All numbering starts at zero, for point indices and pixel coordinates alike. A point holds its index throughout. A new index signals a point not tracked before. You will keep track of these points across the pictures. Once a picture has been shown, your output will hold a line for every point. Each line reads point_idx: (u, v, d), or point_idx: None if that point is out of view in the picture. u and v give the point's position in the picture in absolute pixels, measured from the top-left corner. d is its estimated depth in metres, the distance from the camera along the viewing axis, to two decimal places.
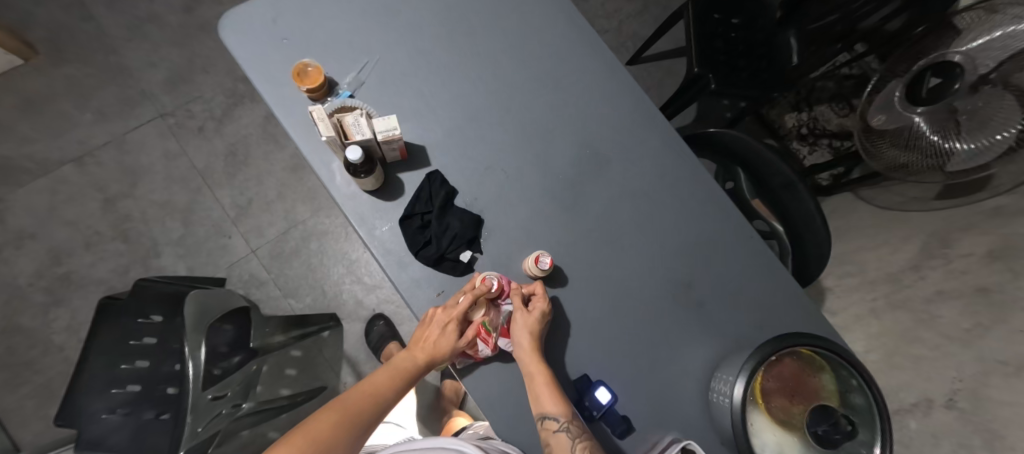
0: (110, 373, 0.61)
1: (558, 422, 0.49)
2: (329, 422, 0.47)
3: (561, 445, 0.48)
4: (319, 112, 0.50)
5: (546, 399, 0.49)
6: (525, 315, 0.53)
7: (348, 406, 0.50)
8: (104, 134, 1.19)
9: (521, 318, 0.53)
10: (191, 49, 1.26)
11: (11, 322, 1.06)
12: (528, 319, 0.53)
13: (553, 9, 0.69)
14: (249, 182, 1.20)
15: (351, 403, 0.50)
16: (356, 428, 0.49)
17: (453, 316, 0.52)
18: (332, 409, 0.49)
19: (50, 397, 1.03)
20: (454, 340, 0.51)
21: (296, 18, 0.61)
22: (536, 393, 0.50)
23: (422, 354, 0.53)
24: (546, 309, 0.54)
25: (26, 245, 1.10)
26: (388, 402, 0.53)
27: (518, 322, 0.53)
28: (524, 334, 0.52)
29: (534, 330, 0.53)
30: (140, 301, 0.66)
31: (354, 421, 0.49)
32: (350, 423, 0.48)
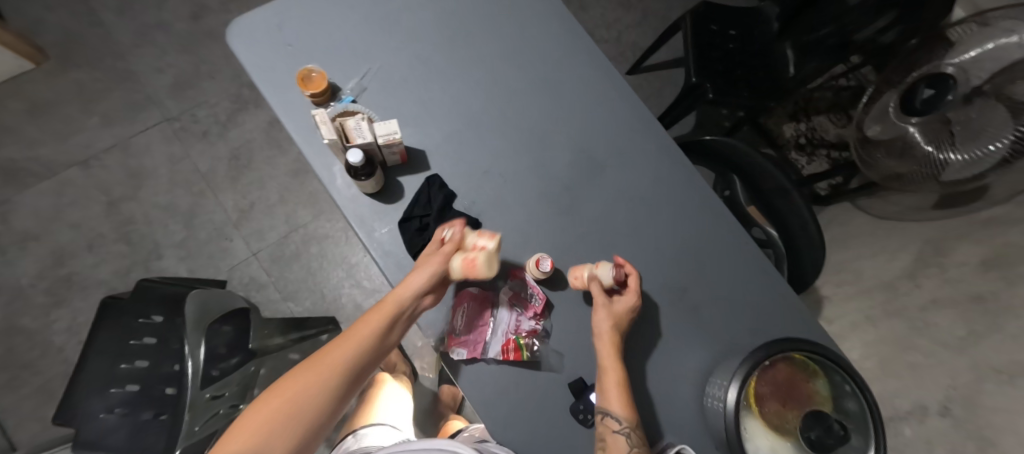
0: (109, 373, 0.62)
1: (621, 425, 0.50)
2: (306, 380, 0.45)
3: (617, 445, 0.49)
4: (322, 116, 0.52)
5: (620, 402, 0.51)
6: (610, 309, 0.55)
7: (329, 358, 0.47)
8: (109, 137, 1.20)
9: (605, 306, 0.55)
10: (198, 56, 1.28)
11: (12, 323, 1.07)
12: (613, 311, 0.55)
13: (552, 17, 0.71)
14: (251, 186, 1.22)
15: (332, 356, 0.47)
16: (339, 381, 0.47)
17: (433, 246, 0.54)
18: (309, 363, 0.47)
19: (49, 398, 1.03)
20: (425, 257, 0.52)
21: (299, 24, 0.62)
22: (603, 391, 0.52)
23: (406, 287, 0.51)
24: (632, 305, 0.56)
25: (30, 246, 1.11)
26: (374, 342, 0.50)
27: (603, 309, 0.55)
28: (609, 328, 0.54)
29: (618, 329, 0.55)
30: (142, 301, 0.67)
31: (333, 374, 0.47)
32: (329, 376, 0.46)
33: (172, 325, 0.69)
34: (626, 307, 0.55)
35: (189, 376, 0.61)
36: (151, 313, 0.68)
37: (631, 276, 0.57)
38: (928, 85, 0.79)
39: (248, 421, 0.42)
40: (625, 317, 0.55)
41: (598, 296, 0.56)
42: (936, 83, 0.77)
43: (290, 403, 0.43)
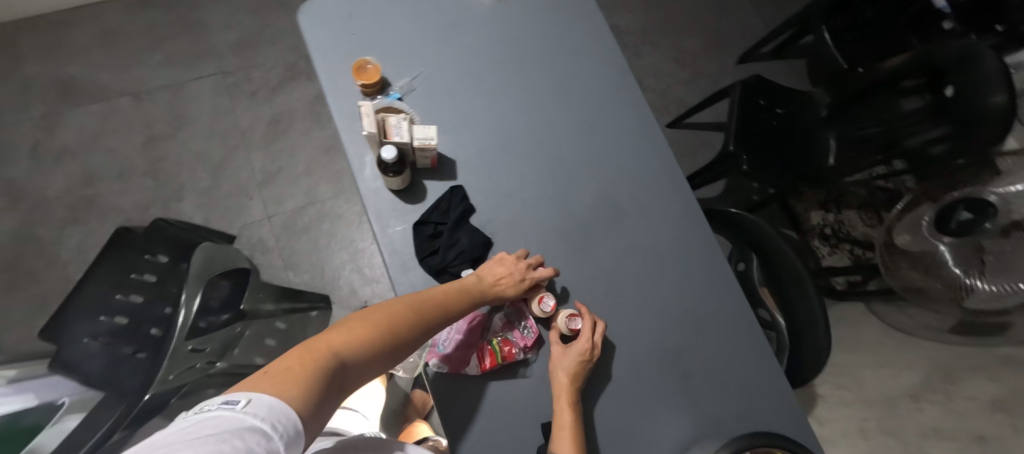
0: (102, 300, 0.66)
1: None
2: (405, 320, 0.44)
3: None
4: (367, 108, 0.53)
5: (566, 443, 0.47)
6: (564, 354, 0.54)
7: (423, 306, 0.47)
8: (165, 77, 1.26)
9: (558, 352, 0.55)
10: (266, 21, 1.34)
11: (29, 229, 1.10)
12: (567, 356, 0.54)
13: (607, 61, 0.72)
14: (284, 152, 1.25)
15: (428, 307, 0.47)
16: (423, 332, 0.46)
17: (530, 273, 0.56)
18: (405, 302, 0.46)
19: (39, 309, 1.05)
20: (521, 288, 0.54)
21: (367, 17, 0.65)
22: (556, 437, 0.48)
23: (492, 285, 0.54)
24: (587, 350, 0.54)
25: (65, 161, 1.16)
26: (455, 318, 0.51)
27: (555, 353, 0.55)
28: (561, 370, 0.53)
29: (572, 372, 0.53)
30: (153, 240, 0.74)
31: (423, 324, 0.46)
32: (421, 326, 0.46)
33: (176, 267, 0.75)
34: (580, 352, 0.54)
35: (179, 324, 0.60)
36: (157, 252, 0.74)
37: (586, 322, 0.57)
38: (967, 207, 0.77)
39: (349, 330, 0.39)
40: (578, 361, 0.53)
41: (553, 343, 0.56)
42: (976, 207, 0.75)
43: (387, 332, 0.42)
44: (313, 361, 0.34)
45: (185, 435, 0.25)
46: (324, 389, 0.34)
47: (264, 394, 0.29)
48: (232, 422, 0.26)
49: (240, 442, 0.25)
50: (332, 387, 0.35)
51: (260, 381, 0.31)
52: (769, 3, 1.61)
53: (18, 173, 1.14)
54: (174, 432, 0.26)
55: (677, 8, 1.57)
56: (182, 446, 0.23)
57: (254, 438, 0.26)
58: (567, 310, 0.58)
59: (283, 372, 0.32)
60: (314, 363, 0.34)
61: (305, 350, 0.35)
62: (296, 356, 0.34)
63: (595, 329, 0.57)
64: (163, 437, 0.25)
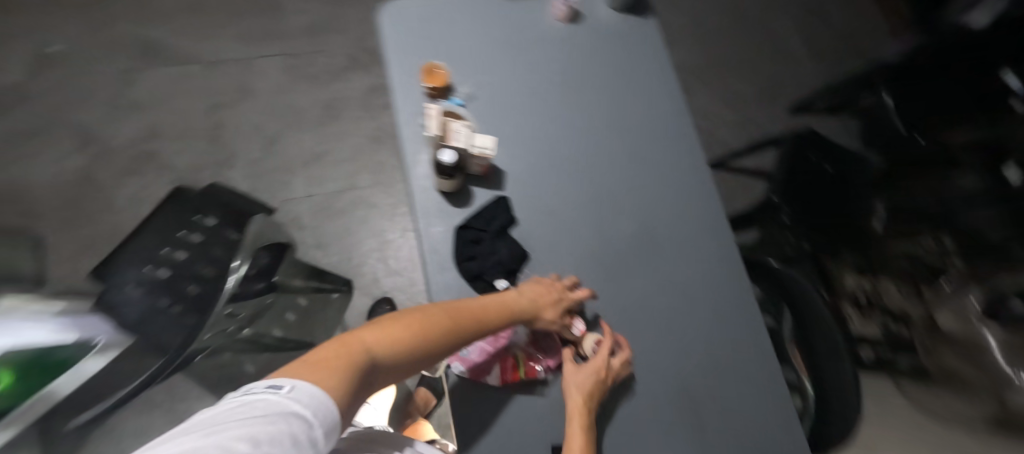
0: (151, 252, 0.74)
1: None
2: (439, 328, 0.45)
3: None
4: (433, 110, 0.55)
5: None
6: (577, 372, 0.54)
7: (460, 317, 0.47)
8: (236, 51, 1.33)
9: (573, 370, 0.55)
10: (336, 11, 1.41)
11: (92, 173, 1.18)
12: (580, 374, 0.54)
13: (665, 94, 0.72)
14: (332, 136, 1.30)
15: (463, 319, 0.48)
16: (455, 342, 0.47)
17: (567, 296, 0.56)
18: (440, 310, 0.46)
19: (87, 249, 1.11)
20: (560, 313, 0.55)
21: (441, 23, 0.68)
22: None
23: (533, 303, 0.54)
24: (603, 370, 0.54)
25: (134, 115, 1.24)
26: (488, 332, 0.51)
27: (570, 371, 0.55)
28: (575, 389, 0.53)
29: (586, 391, 0.53)
30: (204, 203, 0.80)
31: (457, 334, 0.46)
32: (454, 337, 0.46)
33: (219, 231, 0.77)
34: (596, 371, 0.53)
35: (226, 289, 0.63)
36: (207, 215, 0.78)
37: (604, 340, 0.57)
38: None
39: (384, 330, 0.40)
40: (592, 379, 0.53)
41: (568, 360, 0.56)
42: None
43: (421, 337, 0.43)
44: (349, 356, 0.35)
45: (234, 415, 0.26)
46: (357, 386, 0.35)
47: (306, 382, 0.30)
48: (276, 407, 0.27)
49: (285, 425, 0.26)
50: (363, 384, 0.36)
51: (299, 369, 0.33)
52: (831, 58, 1.59)
53: (91, 120, 1.22)
54: (222, 412, 0.27)
55: (735, 50, 1.57)
56: (235, 423, 0.24)
57: (297, 424, 0.27)
58: (593, 334, 0.59)
59: (322, 363, 0.34)
60: (350, 359, 0.35)
61: (344, 345, 0.36)
62: (334, 348, 0.36)
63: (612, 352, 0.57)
64: (213, 415, 0.26)
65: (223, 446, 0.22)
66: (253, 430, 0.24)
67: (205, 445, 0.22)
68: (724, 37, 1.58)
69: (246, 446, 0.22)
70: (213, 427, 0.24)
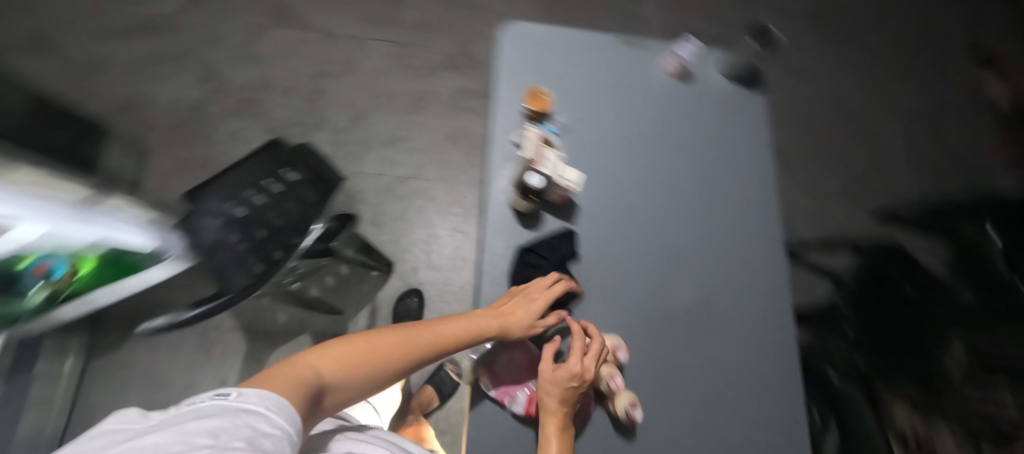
0: (235, 190, 0.81)
1: None
2: (388, 346, 0.51)
3: None
4: (531, 136, 0.58)
5: None
6: (550, 370, 0.53)
7: (410, 339, 0.53)
8: (353, 29, 1.44)
9: (546, 369, 0.53)
10: (449, 14, 1.49)
11: (203, 105, 1.30)
12: (552, 372, 0.52)
13: (757, 171, 0.71)
14: (413, 126, 1.37)
15: (416, 339, 0.53)
16: (406, 362, 0.52)
17: (541, 297, 0.55)
18: (388, 334, 0.52)
19: (181, 171, 1.23)
20: (534, 317, 0.54)
21: (556, 50, 0.69)
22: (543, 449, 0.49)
23: (496, 314, 0.55)
24: (575, 371, 0.51)
25: (252, 64, 1.36)
26: (446, 352, 0.55)
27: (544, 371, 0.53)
28: (549, 390, 0.51)
29: (562, 396, 0.51)
30: (291, 160, 0.88)
31: (407, 353, 0.52)
32: (407, 352, 0.52)
33: (297, 188, 0.86)
34: (566, 374, 0.51)
35: None
36: (291, 172, 0.87)
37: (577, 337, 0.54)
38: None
39: (330, 353, 0.47)
40: (563, 382, 0.51)
41: (545, 357, 0.55)
42: None
43: (369, 359, 0.49)
44: (295, 376, 0.41)
45: (188, 416, 0.30)
46: (307, 398, 0.40)
47: (254, 390, 0.35)
48: (228, 407, 0.32)
49: (244, 419, 0.31)
50: (313, 397, 0.41)
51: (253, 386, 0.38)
52: (937, 174, 1.48)
53: (217, 60, 1.35)
54: (174, 417, 0.30)
55: (831, 140, 1.50)
56: (191, 422, 0.28)
57: (253, 417, 0.32)
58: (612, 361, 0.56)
59: (272, 380, 0.39)
60: (296, 377, 0.41)
61: (292, 368, 0.42)
62: (284, 371, 0.41)
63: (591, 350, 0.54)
64: (168, 418, 0.30)
65: (188, 442, 0.26)
66: (212, 426, 0.28)
67: (169, 441, 0.26)
68: (822, 124, 1.51)
69: (211, 439, 0.27)
70: (170, 426, 0.28)
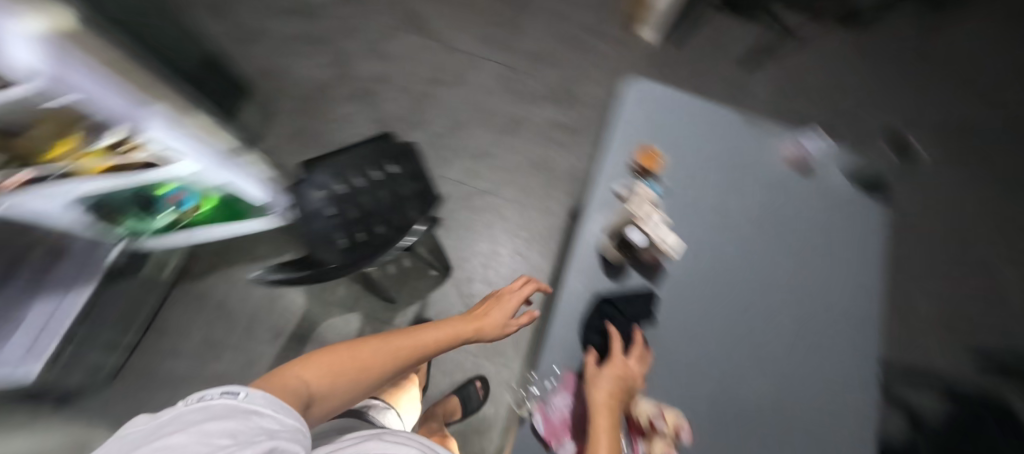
0: (343, 170, 0.95)
1: None
2: (378, 351, 0.63)
3: None
4: (643, 195, 0.62)
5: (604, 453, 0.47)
6: (597, 370, 0.54)
7: (391, 346, 0.65)
8: (470, 47, 1.55)
9: (593, 370, 0.54)
10: (561, 52, 1.58)
11: (328, 86, 1.45)
12: (600, 371, 0.54)
13: (859, 282, 0.67)
14: (502, 147, 1.44)
15: (398, 343, 0.67)
16: (388, 367, 0.64)
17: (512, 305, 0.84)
18: (371, 342, 0.64)
19: (296, 141, 1.39)
20: (501, 318, 0.82)
21: (675, 115, 0.70)
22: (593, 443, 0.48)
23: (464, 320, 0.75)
24: (621, 365, 0.54)
25: (377, 59, 1.51)
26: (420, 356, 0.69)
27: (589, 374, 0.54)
28: (600, 387, 0.52)
29: (611, 391, 0.52)
30: (396, 156, 0.98)
31: (389, 358, 0.64)
32: (394, 354, 0.64)
33: (393, 181, 0.96)
34: (614, 368, 0.54)
35: None
36: (392, 166, 0.97)
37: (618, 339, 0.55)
38: None
39: (321, 361, 0.56)
40: (612, 378, 0.53)
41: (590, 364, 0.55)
42: None
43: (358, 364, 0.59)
44: (294, 379, 0.50)
45: (204, 414, 0.36)
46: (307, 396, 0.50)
47: (256, 390, 0.41)
48: (236, 408, 0.38)
49: (250, 422, 0.37)
50: (312, 396, 0.51)
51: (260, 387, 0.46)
52: None
53: (349, 50, 1.51)
54: (185, 414, 0.36)
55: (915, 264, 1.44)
56: (209, 421, 0.35)
57: (258, 419, 0.38)
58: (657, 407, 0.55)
59: (276, 382, 0.48)
60: (297, 381, 0.50)
61: (290, 376, 0.51)
62: (284, 376, 0.50)
63: (632, 357, 0.56)
64: (181, 414, 0.35)
65: (208, 443, 0.33)
66: (226, 427, 0.35)
67: (193, 443, 0.32)
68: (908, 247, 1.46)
69: (226, 441, 0.34)
70: (190, 425, 0.34)
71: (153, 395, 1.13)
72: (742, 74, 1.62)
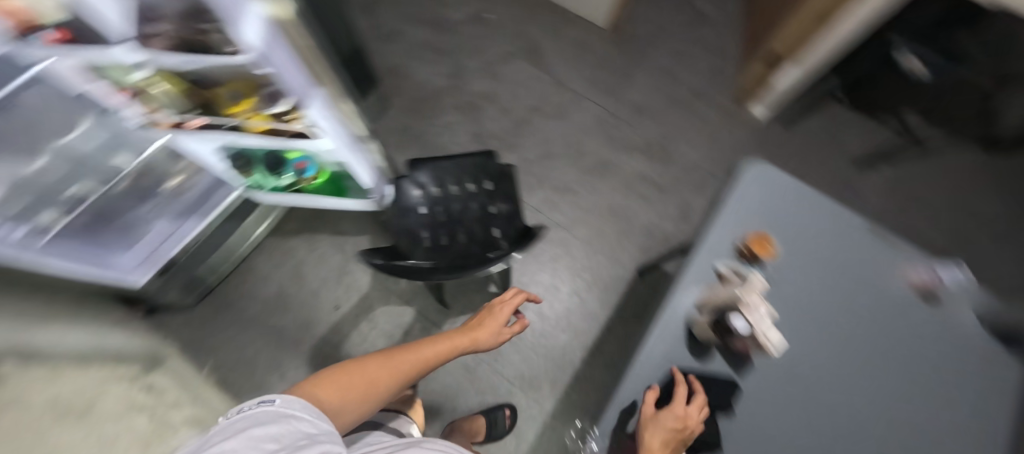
0: (444, 174, 1.01)
1: None
2: (380, 368, 0.61)
3: None
4: (756, 284, 0.59)
5: None
6: (654, 412, 0.53)
7: (395, 360, 0.65)
8: (578, 86, 1.61)
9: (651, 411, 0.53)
10: (664, 109, 1.59)
11: (440, 94, 1.57)
12: (657, 414, 0.53)
13: (964, 435, 0.62)
14: (586, 186, 1.46)
15: (399, 359, 0.65)
16: (396, 381, 0.63)
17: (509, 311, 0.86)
18: (374, 358, 0.63)
19: (401, 136, 1.50)
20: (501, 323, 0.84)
21: (795, 207, 0.68)
22: None
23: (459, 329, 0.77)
24: (680, 414, 0.52)
25: (490, 79, 1.60)
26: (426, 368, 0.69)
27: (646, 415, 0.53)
28: (653, 431, 0.51)
29: (664, 441, 0.51)
30: (495, 173, 1.01)
31: (394, 371, 0.63)
32: (396, 371, 0.63)
33: (487, 197, 1.00)
34: (673, 416, 0.52)
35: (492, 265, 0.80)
36: (488, 182, 1.01)
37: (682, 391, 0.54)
38: None
39: (324, 381, 0.55)
40: (669, 426, 0.52)
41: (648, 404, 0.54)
42: None
43: (365, 381, 0.58)
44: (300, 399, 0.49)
45: (249, 422, 0.39)
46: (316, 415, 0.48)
47: (282, 396, 0.43)
48: (276, 413, 0.41)
49: (292, 425, 0.40)
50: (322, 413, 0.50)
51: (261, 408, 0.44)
52: None
53: (467, 65, 1.62)
54: (232, 424, 0.39)
55: None
56: (255, 427, 0.38)
57: (301, 422, 0.41)
58: None
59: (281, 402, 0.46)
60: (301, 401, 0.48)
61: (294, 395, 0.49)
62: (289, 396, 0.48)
63: (698, 411, 0.54)
64: (227, 425, 0.39)
65: (258, 446, 0.36)
66: (273, 431, 0.38)
67: (243, 447, 0.35)
68: None
69: (272, 445, 0.37)
70: (238, 433, 0.37)
71: (220, 330, 1.24)
72: (852, 173, 1.53)
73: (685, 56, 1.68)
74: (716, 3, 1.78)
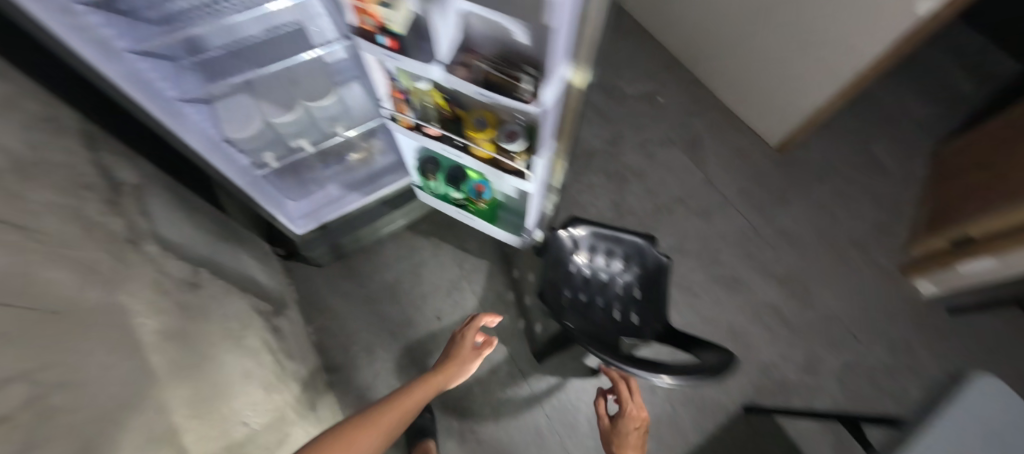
0: (599, 241, 0.99)
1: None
2: (380, 416, 0.69)
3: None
4: None
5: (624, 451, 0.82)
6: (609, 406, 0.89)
7: (397, 406, 0.74)
8: (729, 193, 1.58)
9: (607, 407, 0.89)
10: (816, 247, 1.49)
11: (593, 156, 1.61)
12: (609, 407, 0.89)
13: None
14: (710, 295, 1.39)
15: (396, 405, 0.74)
16: (399, 421, 0.72)
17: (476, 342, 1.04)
18: (375, 407, 0.72)
19: None
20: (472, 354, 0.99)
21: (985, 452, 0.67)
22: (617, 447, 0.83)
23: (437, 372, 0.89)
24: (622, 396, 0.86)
25: (644, 157, 1.63)
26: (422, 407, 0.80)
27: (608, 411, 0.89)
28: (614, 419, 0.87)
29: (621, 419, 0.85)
30: (650, 266, 0.98)
31: (396, 412, 0.72)
32: (395, 415, 0.72)
33: (633, 282, 1.00)
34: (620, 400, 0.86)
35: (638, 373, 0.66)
36: (639, 267, 0.99)
37: (620, 383, 0.88)
38: None
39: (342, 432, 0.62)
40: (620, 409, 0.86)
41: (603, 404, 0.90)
42: None
43: (374, 425, 0.67)
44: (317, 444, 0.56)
45: None
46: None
47: None
48: None
49: None
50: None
51: None
52: None
53: (625, 137, 1.66)
54: None
55: None
56: None
57: None
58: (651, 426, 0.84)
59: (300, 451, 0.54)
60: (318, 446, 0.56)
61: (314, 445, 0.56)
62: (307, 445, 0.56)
63: (632, 389, 0.86)
64: None
65: None
66: None
67: None
68: None
69: None
70: None
71: (335, 295, 1.33)
72: None
73: (850, 201, 1.58)
74: (900, 158, 1.67)
